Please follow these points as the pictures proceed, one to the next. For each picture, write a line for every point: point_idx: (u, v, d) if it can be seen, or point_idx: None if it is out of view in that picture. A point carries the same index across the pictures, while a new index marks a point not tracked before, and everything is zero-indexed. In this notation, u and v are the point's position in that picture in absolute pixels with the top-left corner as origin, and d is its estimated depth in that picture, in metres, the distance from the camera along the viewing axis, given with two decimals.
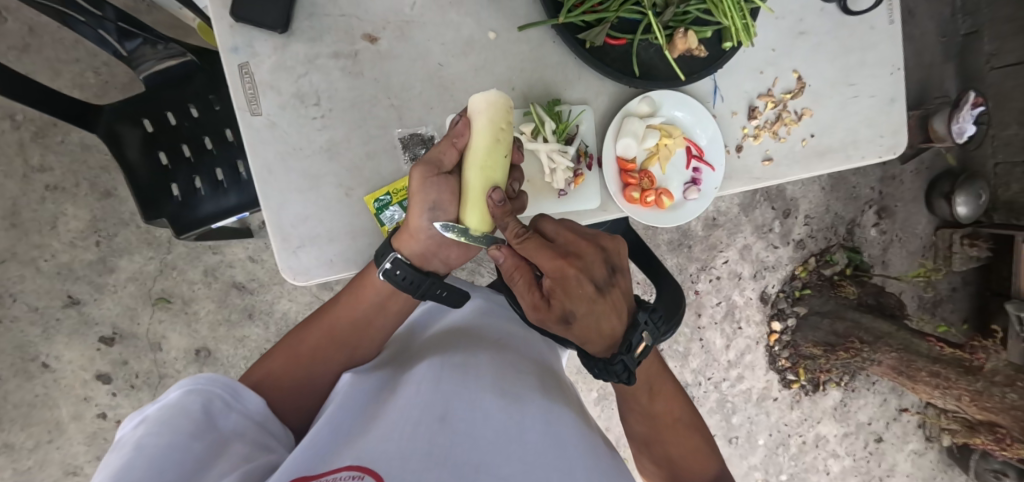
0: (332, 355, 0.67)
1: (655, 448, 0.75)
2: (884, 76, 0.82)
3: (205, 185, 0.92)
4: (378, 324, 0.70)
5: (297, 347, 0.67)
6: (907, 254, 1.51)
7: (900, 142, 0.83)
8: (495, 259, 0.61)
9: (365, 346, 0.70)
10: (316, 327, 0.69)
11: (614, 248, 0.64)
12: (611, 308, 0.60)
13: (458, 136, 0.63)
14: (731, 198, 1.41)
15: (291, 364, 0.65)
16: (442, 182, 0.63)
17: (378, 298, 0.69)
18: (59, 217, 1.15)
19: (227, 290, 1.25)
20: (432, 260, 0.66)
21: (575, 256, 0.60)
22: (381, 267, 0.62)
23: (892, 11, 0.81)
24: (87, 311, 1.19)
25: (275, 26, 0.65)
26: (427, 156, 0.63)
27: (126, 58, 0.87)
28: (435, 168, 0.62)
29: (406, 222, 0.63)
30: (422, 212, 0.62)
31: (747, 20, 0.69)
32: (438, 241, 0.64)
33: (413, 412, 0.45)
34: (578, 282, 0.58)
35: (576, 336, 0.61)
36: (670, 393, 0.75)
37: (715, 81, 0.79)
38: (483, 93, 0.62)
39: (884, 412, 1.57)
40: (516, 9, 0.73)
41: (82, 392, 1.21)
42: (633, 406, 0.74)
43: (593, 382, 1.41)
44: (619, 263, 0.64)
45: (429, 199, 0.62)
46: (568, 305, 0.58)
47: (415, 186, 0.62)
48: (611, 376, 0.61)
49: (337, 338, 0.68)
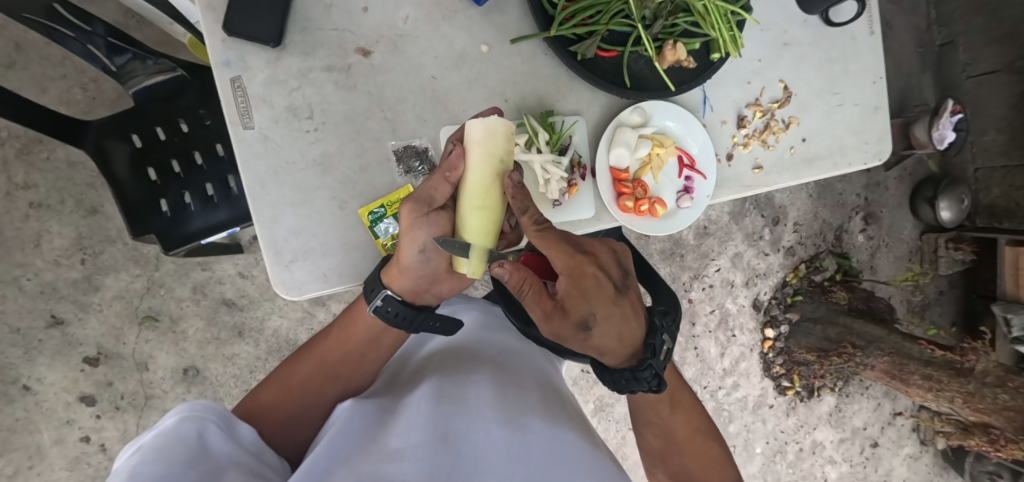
0: (324, 388, 0.66)
1: (671, 462, 0.73)
2: (867, 85, 0.85)
3: (194, 200, 0.91)
4: (372, 358, 0.69)
5: (289, 378, 0.66)
6: (895, 258, 1.54)
7: (885, 149, 0.86)
8: (500, 274, 0.58)
9: (357, 378, 0.68)
10: (309, 359, 0.68)
11: (623, 252, 0.67)
12: (628, 310, 0.62)
13: (451, 170, 0.63)
14: (721, 207, 1.42)
15: (283, 395, 0.64)
16: (433, 220, 0.62)
17: (371, 333, 0.68)
18: (43, 235, 1.13)
19: (217, 307, 1.22)
20: (424, 295, 0.65)
21: (590, 256, 0.61)
22: (372, 304, 0.60)
23: (872, 22, 0.84)
24: (71, 332, 1.16)
25: (268, 40, 0.66)
26: (418, 191, 0.62)
27: (114, 73, 0.84)
28: (426, 205, 0.61)
29: (396, 259, 0.61)
30: (413, 252, 0.60)
31: (734, 32, 0.71)
32: (429, 277, 0.63)
33: (414, 433, 0.44)
34: (596, 282, 0.60)
35: (594, 345, 0.60)
36: (687, 405, 0.75)
37: (704, 92, 0.81)
38: (480, 120, 0.63)
39: (878, 417, 1.58)
40: (507, 22, 0.75)
41: (65, 415, 1.17)
42: (652, 417, 0.73)
43: (590, 392, 1.40)
44: (628, 265, 0.67)
45: (420, 237, 0.60)
46: (588, 308, 0.59)
47: (406, 223, 0.60)
48: (639, 385, 0.61)
49: (330, 370, 0.67)
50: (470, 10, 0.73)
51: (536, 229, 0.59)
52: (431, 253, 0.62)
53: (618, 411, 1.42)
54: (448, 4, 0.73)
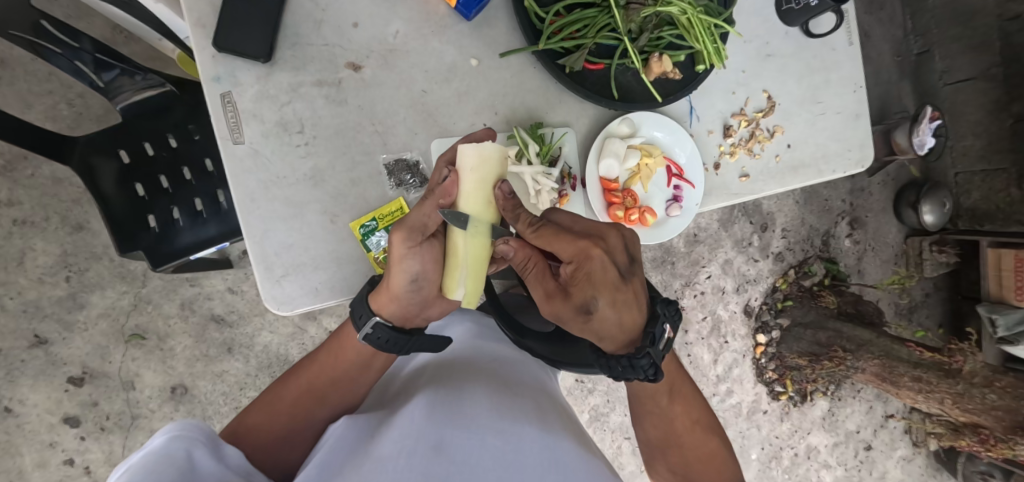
0: (314, 411, 0.65)
1: (670, 456, 0.74)
2: (849, 94, 0.87)
3: (183, 215, 0.90)
4: (360, 382, 0.68)
5: (276, 401, 0.65)
6: (881, 262, 1.56)
7: (867, 156, 0.88)
8: (506, 251, 0.61)
9: (345, 400, 0.67)
10: (297, 380, 0.67)
11: (632, 236, 0.63)
12: (633, 297, 0.59)
13: (445, 195, 0.62)
14: (711, 214, 1.44)
15: (269, 419, 0.63)
16: (426, 249, 0.60)
17: (361, 358, 0.66)
18: (27, 252, 1.11)
19: (205, 323, 1.21)
20: (415, 319, 0.64)
21: (598, 239, 0.59)
22: (362, 332, 0.60)
23: (850, 34, 0.87)
24: (55, 351, 1.14)
25: (258, 56, 0.66)
26: (410, 219, 0.60)
27: (101, 88, 0.83)
28: (420, 234, 0.59)
29: (385, 285, 0.60)
30: (404, 281, 0.59)
31: (718, 44, 0.73)
32: (419, 304, 0.63)
33: (406, 443, 0.44)
34: (603, 267, 0.57)
35: (593, 329, 0.60)
36: (687, 394, 0.74)
37: (690, 102, 0.82)
38: (473, 145, 0.64)
39: (871, 420, 1.59)
40: (496, 37, 0.76)
41: (48, 437, 1.14)
42: (652, 408, 0.72)
43: (584, 403, 1.40)
44: (637, 251, 0.63)
45: (412, 267, 0.59)
46: (591, 292, 0.57)
47: (398, 252, 0.58)
48: (635, 373, 0.60)
49: (318, 393, 0.66)
50: (459, 25, 0.74)
51: (532, 232, 0.60)
52: (422, 282, 0.61)
53: (613, 420, 1.41)
54: (437, 19, 0.74)
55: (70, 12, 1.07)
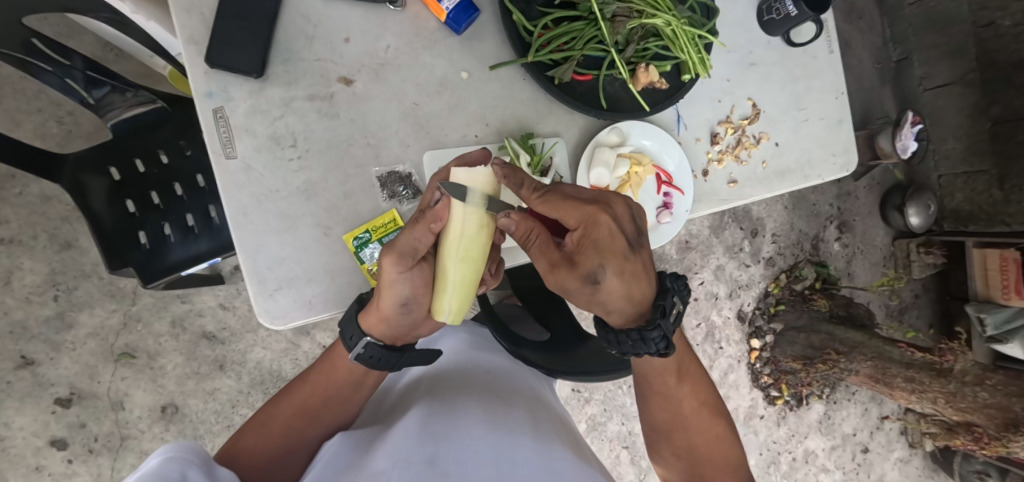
0: (305, 432, 0.64)
1: (675, 440, 0.73)
2: (830, 101, 0.89)
3: (174, 231, 0.89)
4: (354, 400, 0.67)
5: (270, 420, 0.64)
6: (870, 265, 1.59)
7: (851, 160, 0.90)
8: (507, 226, 0.60)
9: (339, 418, 0.67)
10: (292, 398, 0.66)
11: (639, 210, 0.63)
12: (641, 268, 0.59)
13: (436, 220, 0.60)
14: (702, 221, 1.45)
15: (262, 440, 0.62)
16: (417, 274, 0.60)
17: (354, 377, 0.66)
18: (14, 272, 1.09)
19: (197, 341, 1.19)
20: (405, 337, 0.65)
21: (604, 206, 0.59)
22: (353, 352, 0.61)
23: (830, 43, 0.89)
24: (42, 372, 1.11)
25: (251, 71, 0.67)
26: (401, 242, 0.58)
27: (92, 105, 0.85)
28: (410, 259, 0.58)
29: (374, 305, 0.59)
30: (393, 304, 0.59)
31: (703, 54, 0.75)
32: (408, 325, 0.63)
33: (401, 456, 0.44)
34: (610, 234, 0.57)
35: (602, 301, 0.59)
36: (695, 377, 0.73)
37: (677, 111, 0.83)
38: (466, 170, 0.62)
39: (867, 422, 1.60)
40: (486, 50, 0.77)
41: (34, 460, 1.12)
42: (659, 388, 0.72)
43: (580, 412, 1.39)
44: (643, 224, 0.62)
45: (402, 291, 0.59)
46: (599, 260, 0.56)
47: (388, 275, 0.57)
48: (647, 346, 0.60)
49: (312, 413, 0.65)
50: (449, 39, 0.76)
51: (538, 197, 0.61)
52: (411, 304, 0.61)
53: (611, 429, 1.41)
54: (428, 33, 0.75)
55: (60, 30, 1.08)
